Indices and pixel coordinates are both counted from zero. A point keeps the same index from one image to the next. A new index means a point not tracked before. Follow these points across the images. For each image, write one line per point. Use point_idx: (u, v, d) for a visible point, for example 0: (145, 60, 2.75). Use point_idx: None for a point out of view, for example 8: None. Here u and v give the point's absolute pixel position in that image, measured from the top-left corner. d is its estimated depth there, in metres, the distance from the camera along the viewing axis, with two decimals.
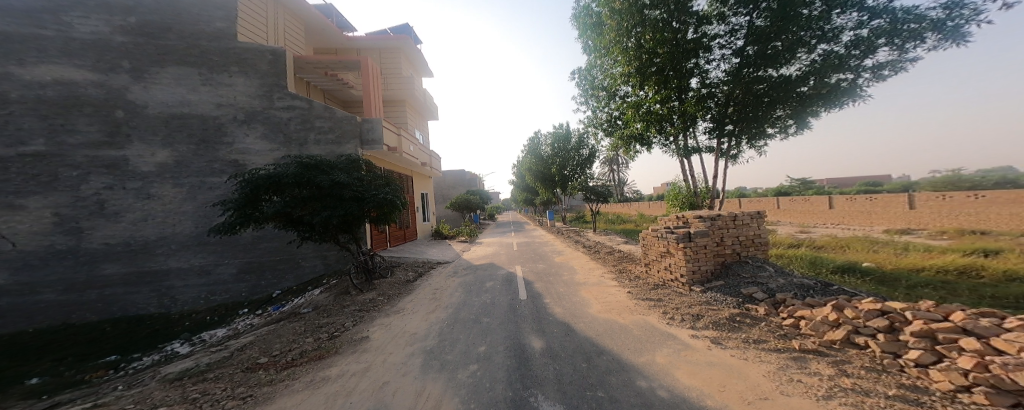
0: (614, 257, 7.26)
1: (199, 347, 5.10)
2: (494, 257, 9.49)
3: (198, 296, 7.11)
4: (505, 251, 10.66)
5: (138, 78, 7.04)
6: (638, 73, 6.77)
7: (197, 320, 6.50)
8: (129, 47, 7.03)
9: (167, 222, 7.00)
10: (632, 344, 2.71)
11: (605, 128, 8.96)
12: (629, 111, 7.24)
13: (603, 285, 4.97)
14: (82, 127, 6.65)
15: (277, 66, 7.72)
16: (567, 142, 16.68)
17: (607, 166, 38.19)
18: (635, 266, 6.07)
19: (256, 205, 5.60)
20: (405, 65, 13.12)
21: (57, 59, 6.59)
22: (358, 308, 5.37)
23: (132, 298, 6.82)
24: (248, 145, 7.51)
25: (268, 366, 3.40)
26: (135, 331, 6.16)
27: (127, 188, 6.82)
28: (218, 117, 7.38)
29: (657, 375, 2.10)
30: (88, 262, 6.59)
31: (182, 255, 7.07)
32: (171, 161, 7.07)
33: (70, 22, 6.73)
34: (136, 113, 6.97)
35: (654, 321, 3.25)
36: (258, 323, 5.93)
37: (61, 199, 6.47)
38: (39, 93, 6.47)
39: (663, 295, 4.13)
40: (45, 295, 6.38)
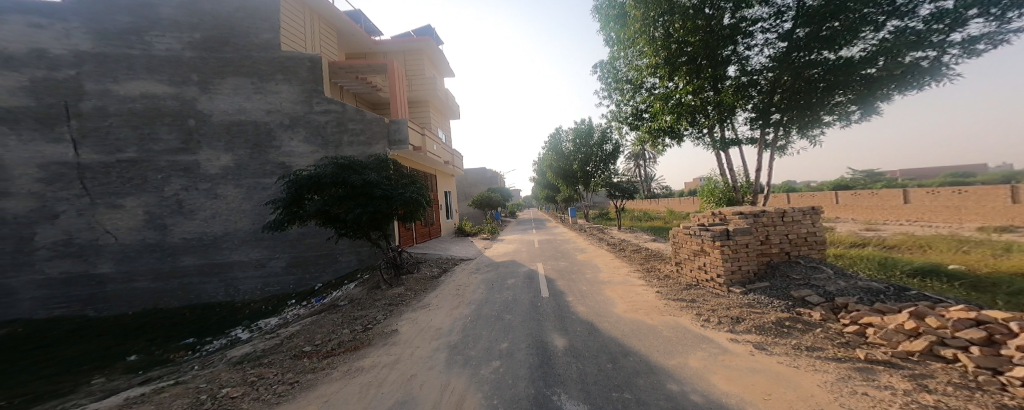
0: (640, 255, 7.11)
1: (256, 333, 5.50)
2: (520, 254, 9.45)
3: (255, 287, 7.60)
4: (529, 248, 10.64)
5: (205, 89, 7.61)
6: (666, 64, 6.49)
7: (255, 309, 7.05)
8: (196, 60, 7.61)
9: (230, 219, 7.51)
10: (662, 346, 2.62)
11: (630, 122, 8.73)
12: (657, 105, 6.99)
13: (628, 284, 4.85)
14: (164, 135, 7.27)
15: (316, 72, 8.09)
16: (589, 138, 16.43)
17: (632, 161, 37.14)
18: (664, 265, 5.88)
19: (300, 203, 5.98)
20: (428, 67, 13.40)
21: (141, 75, 7.36)
22: (388, 302, 5.56)
23: (205, 287, 7.47)
24: (292, 147, 7.88)
25: (311, 355, 3.61)
26: (205, 318, 6.71)
27: (199, 189, 7.42)
28: (268, 123, 7.81)
29: (690, 379, 2.02)
30: (168, 255, 7.33)
31: (242, 249, 7.59)
32: (233, 164, 7.58)
33: (150, 41, 7.41)
34: (203, 121, 7.53)
35: (687, 322, 3.13)
36: (303, 313, 6.29)
37: (150, 200, 7.28)
38: (130, 106, 7.27)
39: (698, 296, 3.96)
40: (138, 283, 7.20)
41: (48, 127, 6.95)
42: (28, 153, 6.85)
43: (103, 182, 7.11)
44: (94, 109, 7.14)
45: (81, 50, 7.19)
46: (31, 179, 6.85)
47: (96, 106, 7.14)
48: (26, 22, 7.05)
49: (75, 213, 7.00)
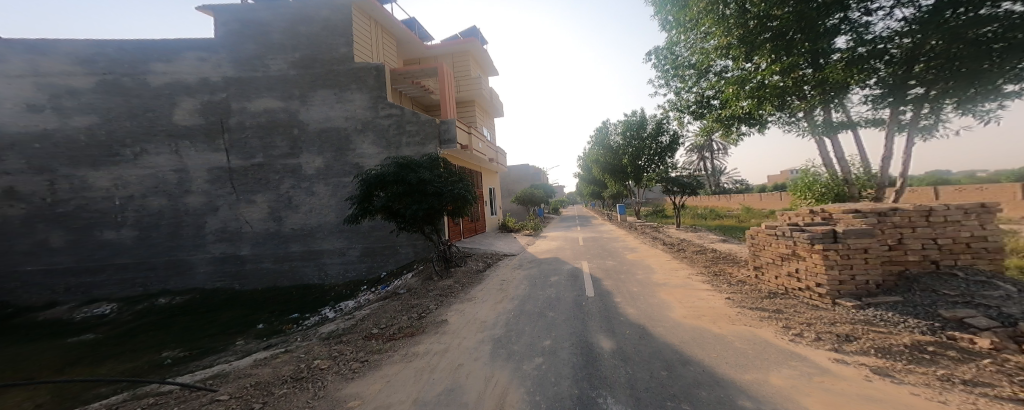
0: (703, 257, 6.56)
1: (337, 314, 6.28)
2: (568, 251, 9.36)
3: (339, 272, 8.70)
4: (573, 245, 10.57)
5: (304, 101, 8.86)
6: (743, 44, 5.71)
7: (339, 292, 8.05)
8: (296, 77, 8.88)
9: (322, 213, 8.73)
10: (732, 357, 2.37)
11: (693, 110, 8.10)
12: (731, 89, 6.18)
13: (689, 288, 4.49)
14: (279, 143, 8.79)
15: (381, 79, 8.84)
16: (641, 129, 15.41)
17: (696, 153, 34.02)
18: (736, 270, 5.34)
19: (369, 199, 6.48)
20: (474, 67, 13.79)
21: (264, 93, 8.85)
22: (439, 293, 5.85)
23: (305, 270, 8.73)
24: (364, 150, 8.78)
25: (377, 337, 3.92)
26: (304, 297, 7.95)
27: (302, 187, 8.72)
28: (346, 128, 8.81)
29: (769, 398, 1.80)
30: (283, 242, 8.72)
31: (330, 238, 8.73)
32: (323, 165, 8.76)
33: (267, 64, 8.87)
34: (303, 129, 8.82)
35: (763, 333, 2.81)
36: (371, 298, 6.94)
37: (272, 197, 8.76)
38: (259, 119, 8.83)
39: (787, 306, 3.45)
40: (264, 263, 8.74)
41: (212, 140, 8.63)
42: (202, 162, 8.61)
43: (243, 182, 8.66)
44: (239, 124, 8.72)
45: (228, 76, 8.81)
46: (201, 181, 8.69)
47: (240, 122, 8.72)
48: (195, 56, 8.81)
49: (227, 208, 8.59)
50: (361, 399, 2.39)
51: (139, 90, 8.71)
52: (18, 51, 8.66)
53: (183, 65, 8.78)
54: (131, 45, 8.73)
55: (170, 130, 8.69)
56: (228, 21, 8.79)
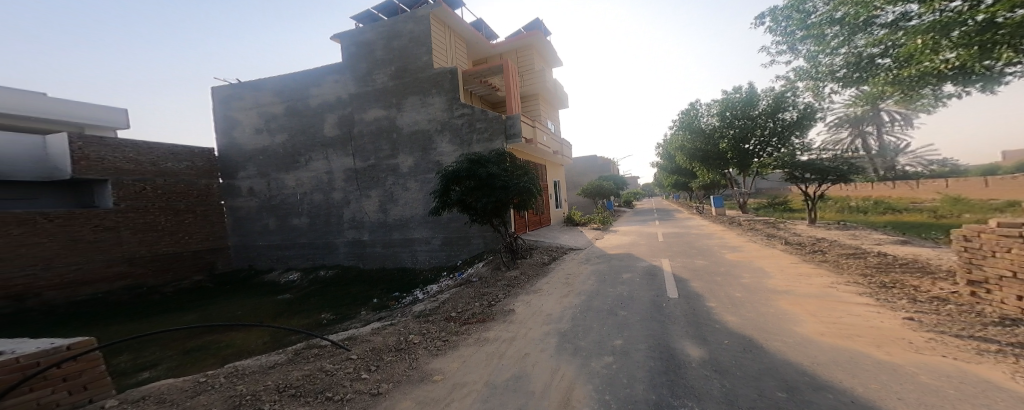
0: (824, 263, 5.38)
1: (425, 296, 7.28)
2: (649, 247, 8.57)
3: (426, 258, 9.83)
4: (651, 241, 9.68)
5: (397, 108, 10.05)
6: None
7: (427, 275, 9.20)
8: (389, 87, 10.11)
9: (414, 206, 9.94)
10: (878, 387, 1.84)
11: (846, 75, 6.14)
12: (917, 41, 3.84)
13: (813, 300, 3.63)
14: (383, 147, 10.18)
15: (455, 82, 9.42)
16: (750, 107, 13.43)
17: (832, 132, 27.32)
18: (897, 282, 4.03)
19: (448, 193, 6.92)
20: (538, 60, 13.63)
21: (370, 103, 10.33)
22: (507, 283, 5.96)
23: (401, 255, 10.13)
24: (443, 149, 9.61)
25: (454, 320, 4.21)
26: (400, 279, 9.31)
27: (402, 184, 10.03)
28: (428, 130, 9.76)
29: None
30: (388, 230, 10.23)
31: (419, 229, 9.89)
32: (413, 164, 9.91)
33: (374, 77, 10.28)
34: (398, 133, 10.04)
35: (931, 360, 2.10)
36: (448, 285, 7.58)
37: (381, 193, 10.27)
38: (368, 126, 10.37)
39: (992, 333, 2.42)
40: (374, 248, 10.43)
41: (344, 148, 10.61)
42: (340, 165, 10.68)
43: (363, 181, 10.46)
44: (359, 132, 10.47)
45: (352, 92, 10.53)
46: (337, 180, 10.74)
47: (361, 130, 10.44)
48: (333, 78, 10.73)
49: (355, 201, 10.54)
50: (442, 375, 2.62)
51: (306, 112, 11.00)
52: (244, 88, 11.73)
53: (327, 88, 10.80)
54: (299, 77, 11.04)
55: (322, 141, 10.86)
56: (349, 45, 10.39)
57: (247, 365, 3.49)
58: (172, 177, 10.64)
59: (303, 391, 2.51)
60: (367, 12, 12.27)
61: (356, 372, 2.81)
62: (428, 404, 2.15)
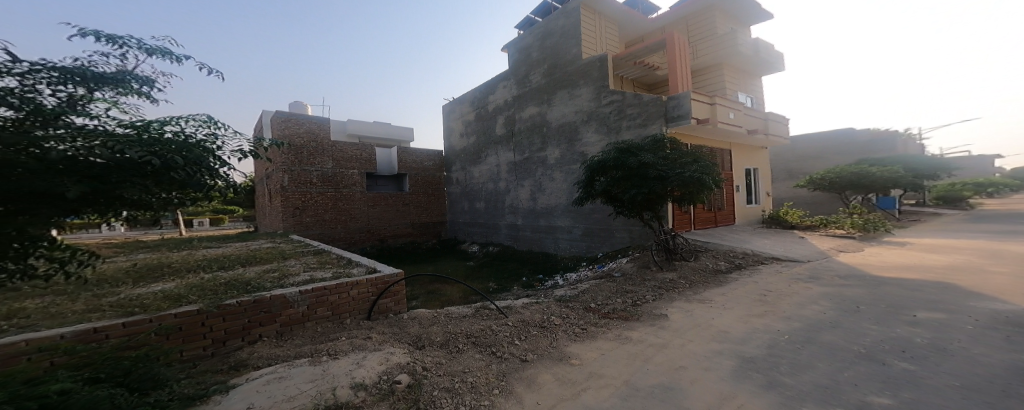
0: None
1: (564, 282, 7.52)
2: (951, 273, 5.11)
3: (568, 246, 10.21)
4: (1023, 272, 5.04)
5: (548, 104, 10.71)
6: None
7: (567, 263, 9.59)
8: (543, 84, 10.90)
9: (558, 196, 10.42)
10: None
11: None
12: None
13: None
14: (535, 142, 11.12)
15: (603, 69, 9.02)
16: None
17: None
18: None
19: (591, 184, 6.70)
20: (719, 24, 10.93)
21: (526, 101, 11.51)
22: (658, 285, 5.28)
23: (545, 241, 10.99)
24: (589, 139, 9.47)
25: (596, 311, 4.28)
26: (544, 263, 10.13)
27: (547, 173, 10.75)
28: (574, 121, 9.86)
29: None
30: (535, 216, 11.30)
31: (562, 218, 10.33)
32: (560, 155, 10.29)
33: (529, 78, 11.40)
34: (547, 126, 10.72)
35: None
36: (588, 275, 7.51)
37: (532, 183, 11.33)
38: (523, 123, 11.66)
39: None
40: (522, 231, 11.82)
41: (508, 144, 12.24)
42: (505, 159, 12.42)
43: (520, 172, 11.79)
44: (519, 129, 11.81)
45: (514, 95, 12.01)
46: (503, 172, 12.60)
47: (520, 126, 11.79)
48: (503, 84, 12.53)
49: (515, 190, 12.05)
50: (579, 360, 2.92)
51: (486, 115, 13.35)
52: (454, 103, 15.46)
53: (499, 93, 12.71)
54: (480, 88, 13.58)
55: (494, 138, 12.96)
56: (513, 52, 11.97)
57: (451, 311, 4.77)
58: (423, 172, 15.27)
59: (480, 341, 3.33)
60: (527, 18, 13.43)
61: (512, 337, 3.44)
62: (566, 384, 2.52)
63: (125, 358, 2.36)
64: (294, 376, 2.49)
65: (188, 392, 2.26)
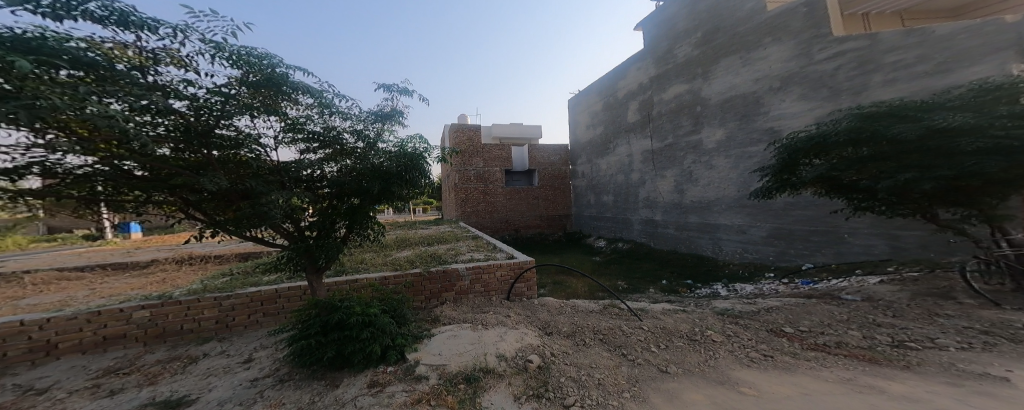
0: None
1: (732, 294, 6.41)
2: None
3: (737, 249, 8.52)
4: None
5: (707, 77, 9.04)
6: None
7: (733, 271, 8.05)
8: (700, 57, 9.27)
9: (722, 187, 8.72)
10: None
11: None
12: None
13: None
14: (683, 123, 9.78)
15: (816, 13, 6.58)
16: None
17: None
18: None
19: (795, 170, 4.54)
20: None
21: (673, 79, 10.22)
22: (975, 326, 3.11)
23: (699, 242, 9.63)
24: (783, 110, 7.12)
25: (791, 338, 3.42)
26: (697, 266, 8.89)
27: (702, 161, 9.21)
28: (756, 91, 7.75)
29: None
30: (683, 212, 10.08)
31: (728, 214, 8.66)
32: (724, 137, 8.50)
33: (676, 52, 10.10)
34: (705, 105, 9.05)
35: None
36: (782, 290, 6.01)
37: (678, 172, 10.12)
38: (668, 105, 10.42)
39: None
40: (669, 229, 10.79)
41: (644, 130, 11.53)
42: (639, 147, 11.86)
43: (659, 162, 10.96)
44: (658, 113, 10.87)
45: (651, 75, 11.10)
46: (635, 162, 12.17)
47: (659, 109, 10.79)
48: (637, 66, 11.79)
49: (649, 181, 11.47)
50: (755, 390, 2.38)
51: (615, 104, 13.24)
52: (583, 96, 15.82)
53: (632, 77, 12.12)
54: (612, 75, 13.35)
55: (626, 126, 12.61)
56: (650, 27, 10.94)
57: (579, 304, 5.60)
58: (550, 166, 18.04)
59: (606, 340, 3.62)
60: None
61: (647, 343, 3.49)
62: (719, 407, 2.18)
63: (392, 300, 3.91)
64: (463, 335, 3.39)
65: (414, 333, 3.58)
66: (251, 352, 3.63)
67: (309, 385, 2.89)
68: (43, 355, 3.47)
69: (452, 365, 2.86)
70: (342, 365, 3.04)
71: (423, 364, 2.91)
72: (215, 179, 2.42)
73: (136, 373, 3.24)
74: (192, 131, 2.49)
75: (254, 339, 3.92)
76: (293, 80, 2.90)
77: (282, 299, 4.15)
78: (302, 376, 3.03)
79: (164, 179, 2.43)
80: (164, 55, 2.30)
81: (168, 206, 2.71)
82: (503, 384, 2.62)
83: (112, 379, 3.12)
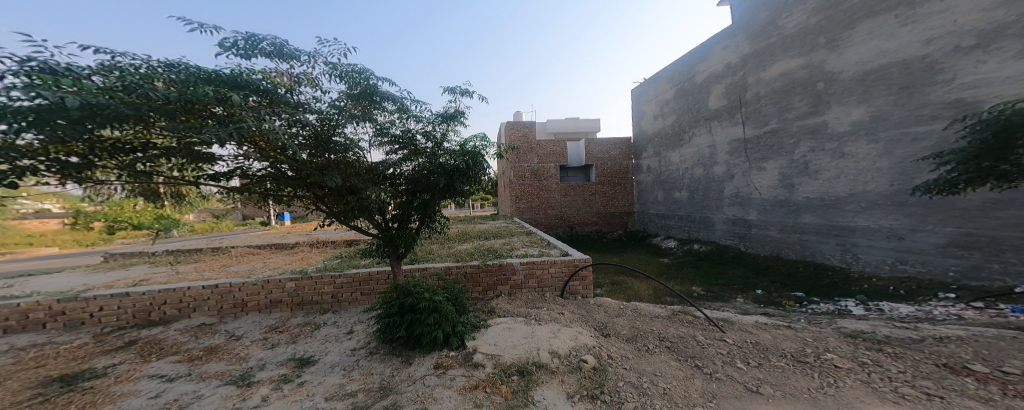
0: None
1: (874, 314, 5.13)
2: None
3: (884, 260, 6.63)
4: None
5: (834, 48, 7.37)
6: None
7: (877, 286, 6.20)
8: (824, 23, 7.58)
9: (859, 180, 6.96)
10: None
11: None
12: None
13: None
14: (797, 105, 8.22)
15: None
16: None
17: None
18: None
19: (1006, 159, 3.18)
20: None
21: (778, 55, 8.74)
22: None
23: (823, 248, 7.85)
24: (985, 75, 5.23)
25: (977, 376, 2.98)
26: (818, 278, 7.19)
27: (826, 149, 7.57)
28: (929, 55, 5.86)
29: None
30: (795, 211, 8.45)
31: (870, 214, 6.82)
32: (867, 117, 6.75)
33: (782, 23, 8.63)
34: (832, 81, 7.41)
35: None
36: (969, 317, 4.52)
37: (786, 163, 8.57)
38: (773, 86, 8.88)
39: None
40: (771, 231, 9.23)
41: (734, 117, 10.19)
42: (726, 136, 10.54)
43: (756, 151, 9.47)
44: (755, 95, 9.45)
45: (745, 53, 9.76)
46: (720, 153, 10.86)
47: (756, 93, 9.41)
48: (723, 46, 10.62)
49: (741, 175, 10.03)
50: None
51: (693, 89, 12.00)
52: (649, 84, 14.88)
53: (716, 58, 10.93)
54: (688, 58, 12.23)
55: (708, 114, 11.31)
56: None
57: (646, 309, 5.62)
58: (610, 160, 17.52)
59: (676, 349, 3.76)
60: None
61: (732, 358, 3.50)
62: None
63: (455, 288, 4.43)
64: (517, 329, 3.86)
65: (473, 323, 4.09)
66: (351, 325, 4.66)
67: (390, 359, 3.60)
68: (240, 310, 5.12)
69: (506, 357, 3.33)
70: (414, 346, 3.61)
71: (480, 353, 3.40)
72: (333, 177, 3.44)
73: (286, 332, 4.52)
74: (319, 137, 3.47)
75: (355, 314, 5.04)
76: (382, 90, 3.82)
77: (372, 281, 5.28)
78: (385, 351, 3.77)
79: (304, 177, 3.52)
80: (303, 78, 3.39)
81: (305, 200, 3.93)
82: (556, 380, 2.99)
83: (273, 335, 4.45)
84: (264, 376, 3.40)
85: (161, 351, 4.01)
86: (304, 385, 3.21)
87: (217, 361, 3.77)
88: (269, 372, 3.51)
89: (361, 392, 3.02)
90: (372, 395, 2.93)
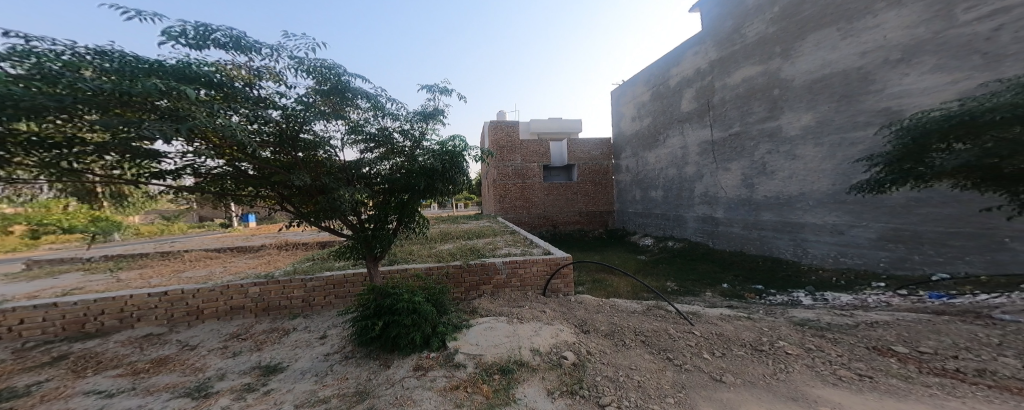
0: None
1: (820, 304, 5.87)
2: None
3: (830, 254, 7.53)
4: None
5: (787, 57, 8.23)
6: None
7: (824, 279, 7.09)
8: (779, 33, 8.44)
9: (808, 180, 7.84)
10: None
11: None
12: None
13: None
14: (756, 109, 9.10)
15: None
16: None
17: None
18: None
19: (921, 160, 3.76)
20: None
21: (740, 62, 9.60)
22: None
23: (778, 243, 8.76)
24: (907, 86, 6.06)
25: (900, 357, 3.48)
26: (775, 271, 8.06)
27: (781, 151, 8.46)
28: (863, 66, 6.68)
29: None
30: (755, 209, 9.35)
31: (816, 211, 7.74)
32: (813, 122, 7.61)
33: (744, 32, 9.47)
34: (786, 88, 8.26)
35: None
36: (895, 304, 5.29)
37: (747, 164, 9.48)
38: (735, 91, 9.77)
39: None
40: (734, 228, 10.12)
41: (702, 120, 11.01)
42: (696, 138, 11.37)
43: (722, 152, 10.33)
44: (721, 100, 10.28)
45: (712, 59, 10.59)
46: (690, 154, 11.71)
47: (721, 98, 10.27)
48: (694, 51, 11.40)
49: (710, 175, 10.88)
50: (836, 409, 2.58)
51: (667, 92, 12.83)
52: (627, 86, 15.69)
53: (687, 63, 11.72)
54: (662, 63, 13.03)
55: (680, 116, 12.13)
56: (712, 8, 10.49)
57: (625, 305, 6.05)
58: (592, 161, 18.29)
59: (650, 342, 4.01)
60: None
61: (700, 349, 3.82)
62: None
63: (436, 290, 4.45)
64: (498, 329, 3.88)
65: (456, 322, 4.11)
66: (327, 329, 4.61)
67: (367, 363, 3.60)
68: (196, 318, 4.84)
69: (489, 356, 3.35)
70: (393, 349, 3.66)
71: (462, 353, 3.42)
72: (300, 177, 3.35)
73: (250, 340, 4.39)
74: (283, 134, 3.33)
75: (329, 318, 4.97)
76: (354, 86, 3.71)
77: (348, 284, 5.24)
78: (362, 355, 3.77)
79: (267, 177, 3.42)
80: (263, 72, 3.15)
81: (269, 200, 3.78)
82: (538, 378, 3.05)
83: (235, 343, 4.32)
84: (224, 387, 3.30)
85: (98, 365, 3.74)
86: (272, 393, 3.17)
87: (167, 373, 3.60)
88: (231, 381, 3.42)
89: (334, 398, 3.00)
90: (347, 400, 2.91)
